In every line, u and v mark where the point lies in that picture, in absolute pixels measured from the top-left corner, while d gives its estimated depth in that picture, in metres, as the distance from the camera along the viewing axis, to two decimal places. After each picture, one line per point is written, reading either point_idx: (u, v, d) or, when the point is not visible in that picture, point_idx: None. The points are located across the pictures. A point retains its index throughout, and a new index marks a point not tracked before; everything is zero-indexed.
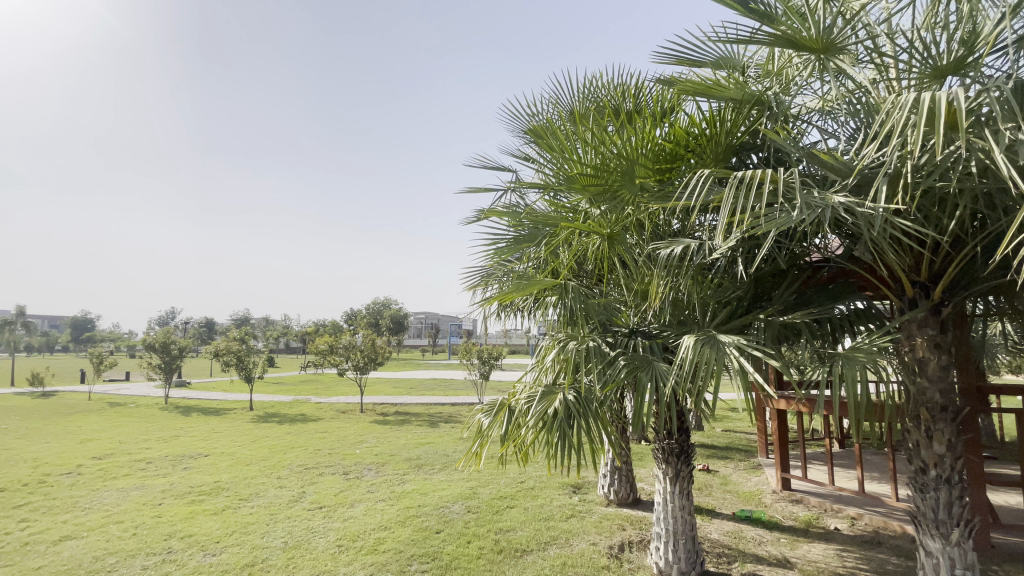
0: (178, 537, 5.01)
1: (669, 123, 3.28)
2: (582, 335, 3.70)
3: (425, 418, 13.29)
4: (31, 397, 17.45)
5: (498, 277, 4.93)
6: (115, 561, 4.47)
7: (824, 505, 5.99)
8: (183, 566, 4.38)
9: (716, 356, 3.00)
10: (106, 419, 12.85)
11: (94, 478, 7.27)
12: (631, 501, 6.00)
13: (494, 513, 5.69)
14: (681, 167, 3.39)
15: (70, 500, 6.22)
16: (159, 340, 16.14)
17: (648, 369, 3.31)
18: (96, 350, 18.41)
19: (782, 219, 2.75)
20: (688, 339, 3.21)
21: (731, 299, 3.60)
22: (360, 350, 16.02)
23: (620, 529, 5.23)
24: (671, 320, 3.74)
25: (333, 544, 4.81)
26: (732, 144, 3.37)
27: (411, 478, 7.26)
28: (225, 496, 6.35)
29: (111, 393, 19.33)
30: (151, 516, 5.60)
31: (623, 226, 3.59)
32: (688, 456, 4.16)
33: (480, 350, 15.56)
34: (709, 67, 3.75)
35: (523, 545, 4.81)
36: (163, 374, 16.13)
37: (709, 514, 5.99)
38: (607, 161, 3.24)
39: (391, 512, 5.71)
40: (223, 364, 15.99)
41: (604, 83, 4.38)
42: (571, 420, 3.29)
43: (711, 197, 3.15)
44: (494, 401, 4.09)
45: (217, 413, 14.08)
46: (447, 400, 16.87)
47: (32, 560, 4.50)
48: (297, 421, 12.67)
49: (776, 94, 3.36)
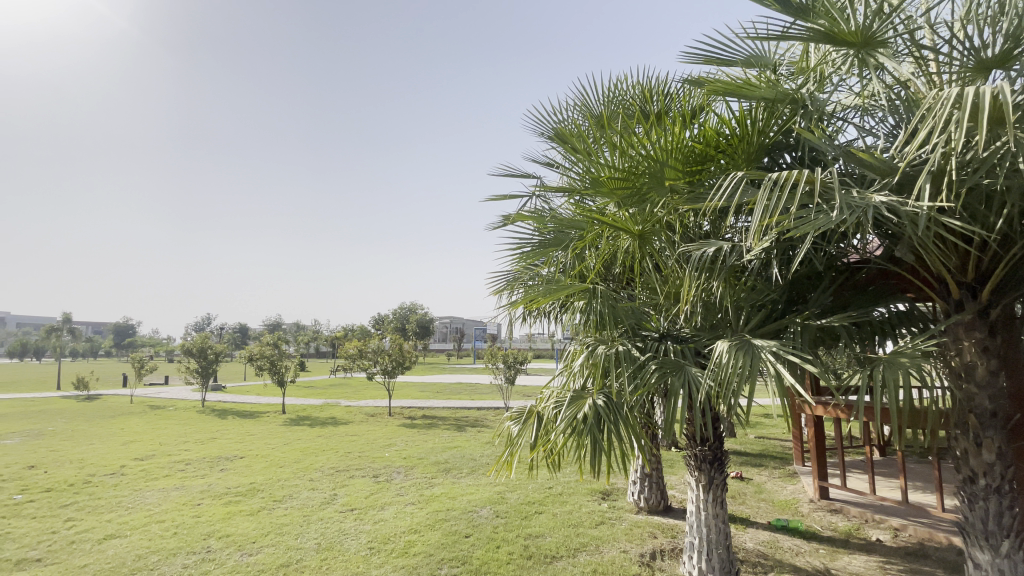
0: (216, 536, 5.16)
1: (698, 124, 3.23)
2: (612, 340, 3.67)
3: (452, 422, 13.37)
4: (78, 400, 18.35)
5: (524, 282, 4.94)
6: (157, 560, 4.63)
7: (865, 516, 5.76)
8: (221, 565, 4.51)
9: (751, 361, 2.91)
10: (147, 422, 13.38)
11: (137, 478, 7.56)
12: (662, 509, 5.90)
13: (523, 518, 5.67)
14: (712, 168, 3.33)
15: (115, 500, 6.48)
16: (196, 345, 16.72)
17: (680, 374, 3.25)
18: (138, 354, 19.20)
19: (820, 221, 2.67)
20: (722, 344, 3.15)
21: (765, 302, 3.52)
22: (388, 355, 16.20)
23: (652, 536, 5.14)
24: (703, 324, 3.68)
25: (364, 547, 4.88)
26: (764, 144, 3.30)
27: (440, 482, 7.31)
28: (260, 497, 6.53)
29: (151, 396, 20.12)
30: (191, 516, 5.79)
31: (652, 228, 3.53)
32: (722, 464, 4.07)
33: (505, 354, 15.56)
34: (740, 66, 3.73)
35: (553, 551, 4.78)
36: (199, 378, 16.69)
37: (743, 522, 5.84)
38: (636, 164, 3.22)
39: (421, 515, 5.77)
40: (256, 368, 16.43)
41: (630, 86, 4.37)
42: (601, 425, 3.24)
43: (743, 199, 3.08)
44: (523, 407, 4.09)
45: (250, 417, 14.50)
46: (473, 404, 16.92)
47: (80, 558, 4.70)
48: (327, 425, 12.92)
49: (810, 92, 3.29)
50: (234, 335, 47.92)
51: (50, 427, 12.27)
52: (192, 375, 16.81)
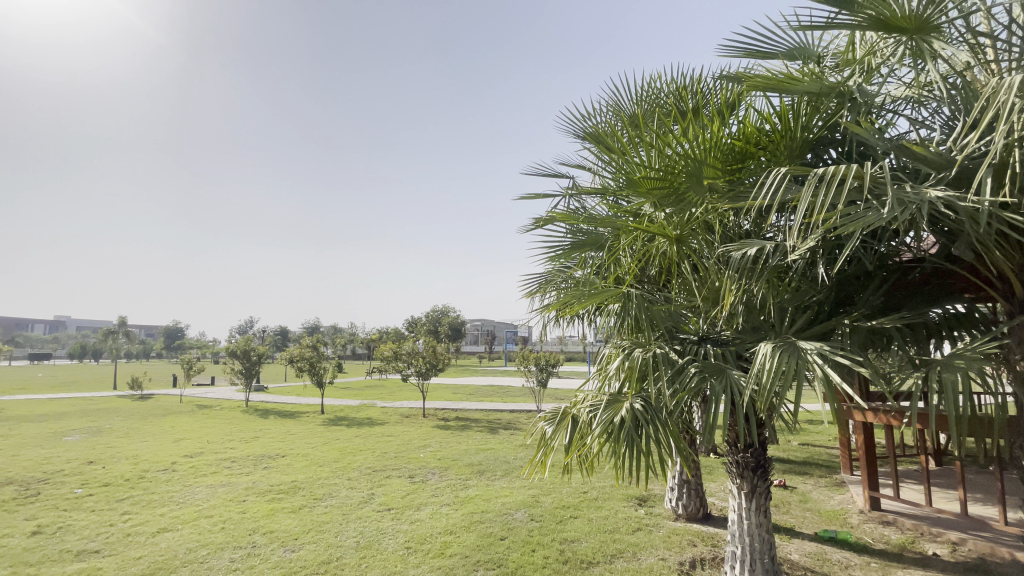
0: (261, 532, 5.34)
1: (738, 121, 3.12)
2: (649, 343, 3.61)
3: (485, 424, 13.43)
4: (133, 399, 19.42)
5: (558, 284, 4.93)
6: (206, 553, 4.83)
7: (921, 529, 5.45)
8: (266, 560, 4.66)
9: (796, 365, 2.80)
10: (195, 420, 14.00)
11: (187, 474, 7.93)
12: (701, 517, 5.75)
13: (558, 522, 5.63)
14: (752, 166, 3.23)
15: (167, 495, 6.81)
16: (240, 347, 17.40)
17: (721, 379, 3.16)
18: (186, 356, 20.09)
19: (871, 218, 2.55)
20: (765, 346, 3.04)
21: (811, 303, 3.39)
22: (421, 356, 16.38)
23: (691, 544, 5.02)
24: (745, 327, 3.56)
25: (401, 546, 4.95)
26: (808, 139, 3.18)
27: (474, 483, 7.35)
28: (301, 495, 6.72)
29: (199, 396, 21.06)
30: (237, 512, 6.02)
31: (690, 228, 3.44)
32: (765, 471, 3.93)
33: (537, 358, 15.50)
34: (781, 60, 3.67)
35: (589, 556, 4.73)
36: (244, 379, 17.36)
37: (788, 533, 5.63)
38: (672, 163, 3.15)
39: (456, 516, 5.80)
40: (296, 369, 16.93)
41: (663, 83, 4.31)
42: (639, 429, 3.17)
43: (788, 196, 2.98)
44: (557, 409, 4.07)
45: (291, 416, 14.99)
46: (506, 407, 16.92)
47: (135, 550, 4.95)
48: (363, 425, 13.21)
49: (859, 84, 3.16)
50: (274, 337, 49.69)
51: (107, 424, 13.02)
52: (236, 376, 17.51)
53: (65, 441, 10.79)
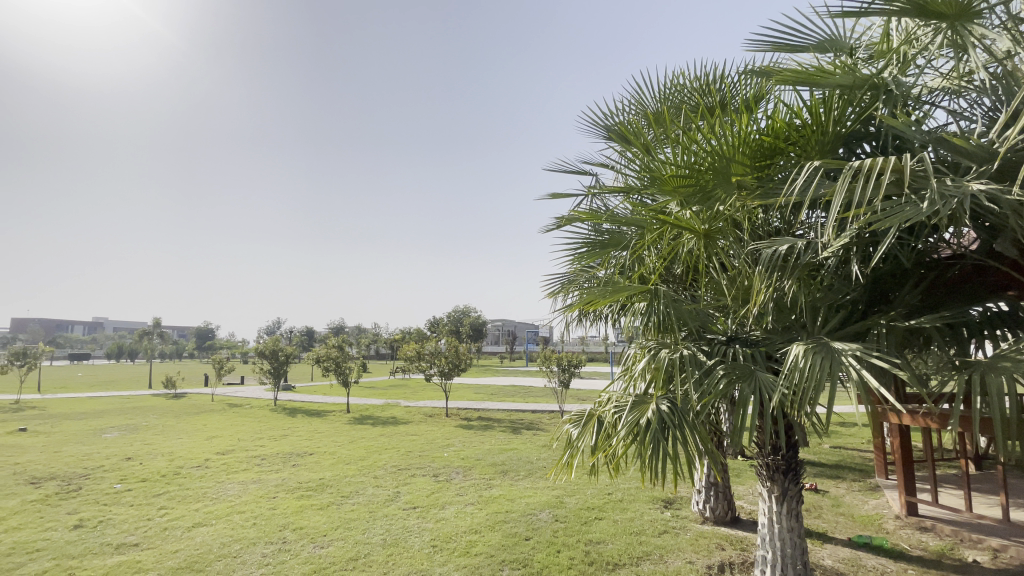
0: (291, 528, 5.46)
1: (767, 116, 3.05)
2: (676, 344, 3.56)
3: (508, 424, 13.45)
4: (167, 398, 20.05)
5: (581, 284, 4.91)
6: (239, 548, 4.96)
7: (960, 535, 5.25)
8: (296, 555, 4.76)
9: (829, 365, 2.72)
10: (226, 419, 14.41)
11: (219, 471, 8.16)
12: (729, 520, 5.64)
13: (583, 523, 5.61)
14: (781, 161, 3.15)
15: (200, 491, 7.02)
16: (268, 348, 17.81)
17: (751, 380, 3.09)
18: (217, 356, 20.63)
19: (910, 213, 2.47)
20: (796, 347, 2.96)
21: (844, 302, 3.30)
22: (444, 357, 16.47)
23: (719, 548, 4.93)
24: (775, 326, 3.49)
25: (428, 544, 5.00)
26: (840, 134, 3.09)
27: (498, 483, 7.36)
28: (328, 493, 6.85)
29: (230, 395, 21.64)
30: (268, 508, 6.17)
31: (717, 225, 3.38)
32: (797, 474, 3.84)
33: (559, 358, 15.44)
34: (812, 53, 3.60)
35: (615, 558, 4.70)
36: (272, 379, 17.76)
37: (820, 538, 5.48)
38: (699, 160, 3.10)
39: (480, 516, 5.83)
40: (323, 369, 17.23)
41: (687, 80, 4.26)
42: (666, 431, 3.12)
43: (821, 192, 2.90)
44: (582, 410, 4.04)
45: (317, 415, 15.29)
46: (528, 407, 16.90)
47: (172, 544, 5.12)
48: (388, 424, 13.39)
49: (894, 76, 3.06)
50: (300, 338, 50.78)
51: (144, 422, 13.50)
52: (265, 376, 17.94)
53: (104, 438, 11.22)
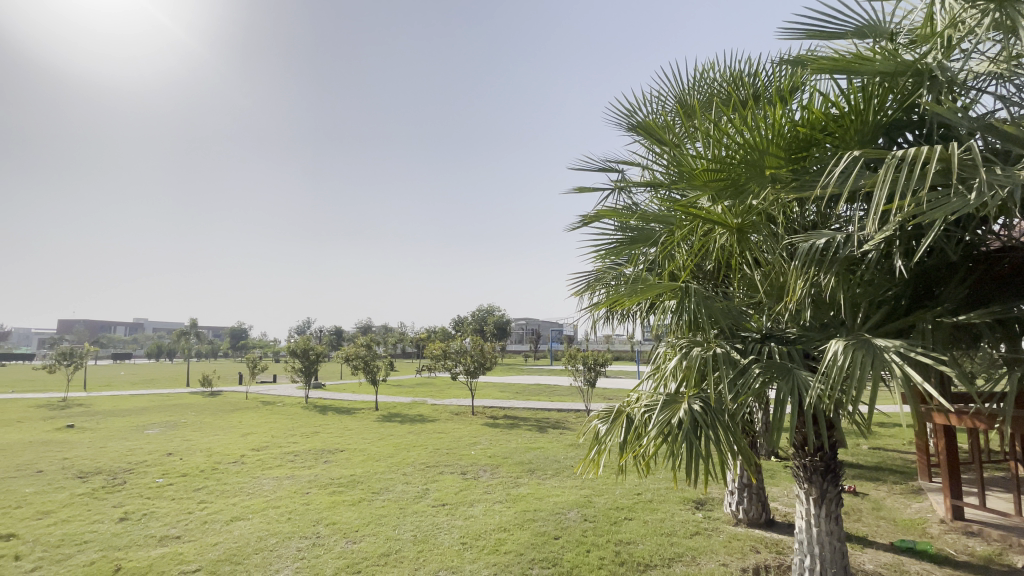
0: (324, 523, 5.58)
1: (803, 106, 2.96)
2: (709, 342, 3.49)
3: (534, 423, 13.42)
4: (204, 395, 20.73)
5: (608, 281, 4.86)
6: (275, 542, 5.10)
7: (1010, 540, 5.01)
8: (330, 550, 4.87)
9: (871, 363, 2.62)
10: (260, 416, 14.83)
11: (254, 467, 8.40)
12: (763, 522, 5.51)
13: (612, 523, 5.56)
14: (817, 153, 3.05)
15: (237, 486, 7.24)
16: (299, 346, 18.23)
17: (788, 379, 3.00)
18: (251, 355, 21.21)
19: (956, 204, 2.36)
20: (835, 345, 2.86)
21: (886, 297, 3.18)
22: (469, 355, 16.57)
23: (754, 551, 4.82)
24: (812, 323, 3.39)
25: (457, 541, 5.04)
26: (880, 123, 2.98)
27: (525, 481, 7.37)
28: (360, 489, 6.97)
29: (263, 393, 22.27)
30: (302, 503, 6.32)
31: (750, 220, 3.29)
32: (836, 476, 3.72)
33: (584, 356, 15.30)
34: (850, 39, 3.48)
35: (646, 559, 4.64)
36: (304, 377, 18.17)
37: (860, 542, 5.30)
38: (731, 153, 3.02)
39: (509, 514, 5.84)
40: (351, 367, 17.57)
41: (717, 72, 4.18)
42: (698, 431, 3.07)
43: (860, 183, 2.80)
44: (610, 408, 4.00)
45: (347, 413, 15.59)
46: (554, 406, 16.84)
47: (212, 537, 5.30)
48: (415, 422, 13.54)
49: (939, 61, 2.92)
50: (329, 337, 51.94)
51: (183, 419, 14.00)
52: (297, 374, 18.37)
53: (146, 434, 11.69)
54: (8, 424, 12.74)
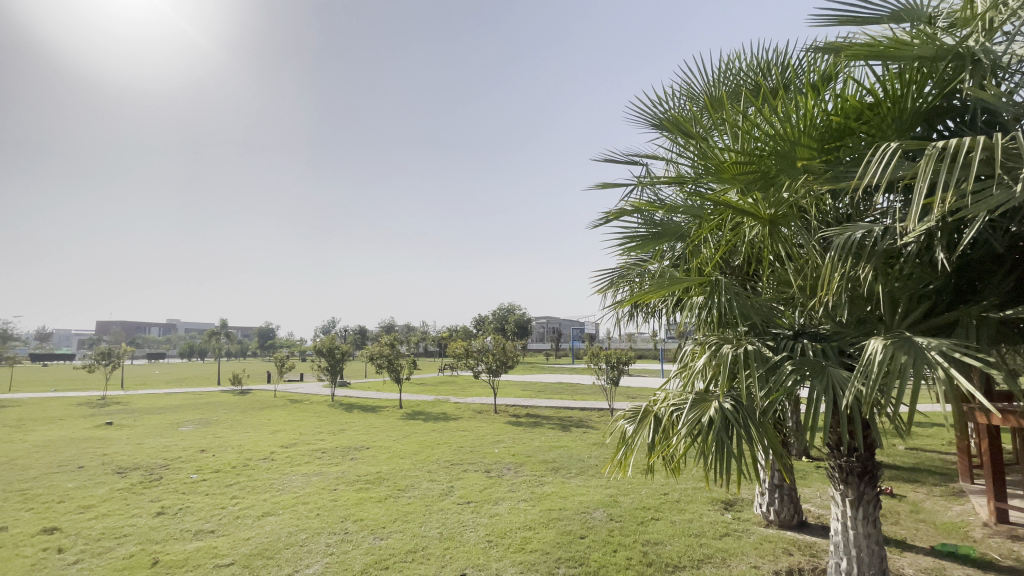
0: (352, 519, 5.66)
1: (836, 94, 2.86)
2: (739, 339, 3.41)
3: (557, 422, 13.37)
4: (234, 393, 21.30)
5: (632, 278, 4.78)
6: (305, 537, 5.20)
7: None
8: (358, 546, 4.94)
9: (913, 360, 2.51)
10: (288, 414, 15.17)
11: (284, 463, 8.59)
12: (796, 524, 5.37)
13: (639, 523, 5.50)
14: (852, 143, 2.94)
15: (268, 482, 7.41)
16: (325, 346, 18.55)
17: (823, 376, 2.90)
18: (279, 354, 21.70)
19: (1002, 195, 2.24)
20: (874, 342, 2.76)
21: (925, 292, 3.07)
22: (491, 354, 16.59)
23: (786, 553, 4.70)
24: (848, 319, 3.28)
25: (483, 539, 5.05)
26: (919, 110, 2.86)
27: (550, 480, 7.34)
28: (386, 486, 7.06)
29: (290, 391, 22.77)
30: (330, 500, 6.44)
31: (782, 213, 3.19)
32: (874, 478, 3.59)
33: (607, 355, 15.16)
34: (885, 24, 3.35)
35: (674, 559, 4.57)
36: (330, 376, 18.49)
37: (898, 546, 5.12)
38: (761, 145, 2.94)
39: (533, 512, 5.83)
40: (375, 366, 17.78)
41: (744, 63, 4.09)
42: (729, 430, 3.00)
43: (899, 174, 2.68)
44: (637, 407, 3.95)
45: (372, 411, 15.81)
46: (577, 405, 16.74)
47: (244, 531, 5.43)
48: (439, 420, 13.64)
49: (983, 43, 2.77)
50: (353, 336, 52.78)
51: (214, 417, 14.42)
52: (323, 373, 18.71)
53: (180, 431, 12.06)
54: (52, 422, 13.30)
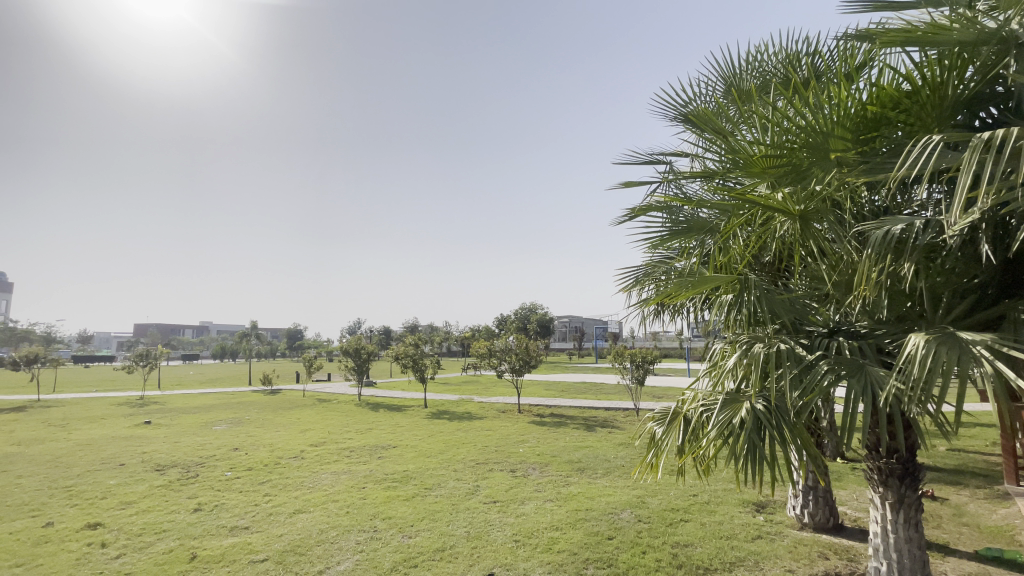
0: (380, 517, 5.74)
1: (871, 83, 2.77)
2: (771, 338, 3.33)
3: (581, 422, 13.31)
4: (264, 393, 21.84)
5: (658, 276, 4.72)
6: (335, 534, 5.29)
7: None
8: (387, 544, 5.00)
9: (956, 358, 2.39)
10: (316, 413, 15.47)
11: (314, 462, 8.77)
12: (832, 527, 5.22)
13: (668, 524, 5.43)
14: (888, 133, 2.84)
15: (298, 480, 7.57)
16: (351, 346, 18.86)
17: (861, 375, 2.80)
18: (307, 354, 22.15)
19: None
20: (914, 339, 2.63)
21: (970, 287, 2.94)
22: (515, 354, 16.59)
23: (822, 557, 4.57)
24: (887, 316, 3.17)
25: (510, 539, 5.06)
26: (961, 98, 2.74)
27: (576, 481, 7.31)
28: (413, 484, 7.14)
29: (319, 391, 23.24)
30: (359, 498, 6.54)
31: (815, 207, 3.10)
32: (915, 480, 3.46)
33: (632, 354, 14.99)
34: (922, 9, 3.22)
35: (705, 562, 4.50)
36: (356, 376, 18.78)
37: (940, 550, 4.92)
38: (793, 137, 2.86)
39: (560, 513, 5.80)
40: (401, 366, 17.99)
41: (773, 55, 4.00)
42: (762, 432, 2.92)
43: (942, 165, 2.56)
44: (667, 409, 3.90)
45: (397, 410, 16.01)
46: (601, 405, 16.59)
47: (277, 528, 5.56)
48: (464, 419, 13.74)
49: None
50: (378, 336, 53.63)
51: (246, 417, 14.82)
52: (350, 373, 19.02)
53: (214, 430, 12.44)
54: (95, 421, 13.84)
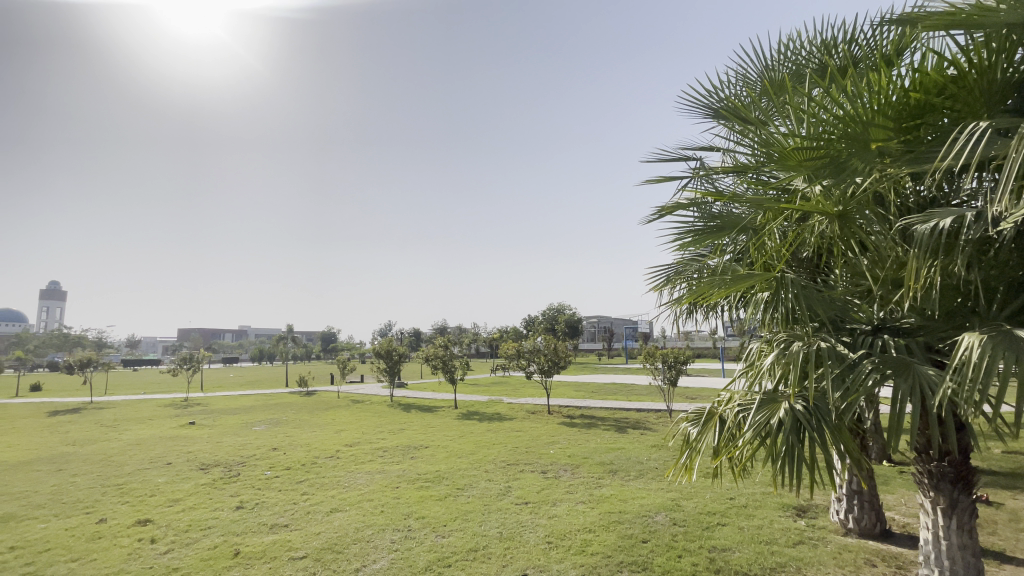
0: (414, 517, 5.83)
1: (913, 69, 2.65)
2: (810, 337, 3.22)
3: (612, 423, 13.17)
4: (300, 394, 22.48)
5: (690, 275, 4.65)
6: (371, 533, 5.40)
7: None
8: (421, 543, 5.07)
9: (1013, 356, 2.25)
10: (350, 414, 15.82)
11: (348, 462, 8.97)
12: (878, 534, 5.00)
13: (704, 528, 5.31)
14: (933, 121, 2.71)
15: (334, 479, 7.76)
16: (383, 348, 19.20)
17: (908, 375, 2.68)
18: (341, 356, 22.69)
19: None
20: (968, 338, 2.49)
21: None
22: (544, 355, 16.55)
23: (869, 564, 4.39)
24: (936, 312, 3.02)
25: (543, 540, 5.05)
26: (1013, 79, 2.58)
27: (608, 482, 7.24)
28: (445, 485, 7.21)
29: (352, 392, 23.77)
30: (393, 497, 6.65)
31: (856, 200, 2.97)
32: (969, 484, 3.27)
33: (663, 355, 14.74)
34: None
35: (743, 567, 4.38)
36: (388, 377, 19.11)
37: (997, 558, 4.65)
38: (829, 129, 2.75)
39: (592, 515, 5.76)
40: (431, 367, 18.20)
41: (807, 43, 3.87)
42: (801, 433, 2.83)
43: (991, 153, 2.42)
44: (701, 409, 3.83)
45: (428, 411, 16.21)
46: (632, 406, 16.39)
47: (314, 526, 5.71)
48: (494, 420, 13.81)
49: None
50: (409, 338, 54.40)
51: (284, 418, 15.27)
52: (382, 374, 19.36)
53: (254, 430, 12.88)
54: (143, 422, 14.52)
